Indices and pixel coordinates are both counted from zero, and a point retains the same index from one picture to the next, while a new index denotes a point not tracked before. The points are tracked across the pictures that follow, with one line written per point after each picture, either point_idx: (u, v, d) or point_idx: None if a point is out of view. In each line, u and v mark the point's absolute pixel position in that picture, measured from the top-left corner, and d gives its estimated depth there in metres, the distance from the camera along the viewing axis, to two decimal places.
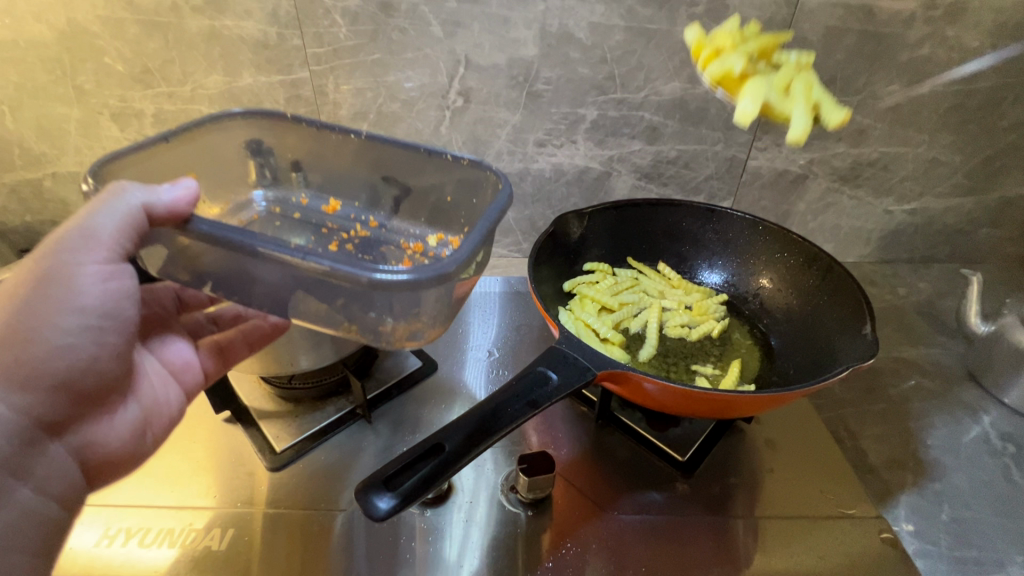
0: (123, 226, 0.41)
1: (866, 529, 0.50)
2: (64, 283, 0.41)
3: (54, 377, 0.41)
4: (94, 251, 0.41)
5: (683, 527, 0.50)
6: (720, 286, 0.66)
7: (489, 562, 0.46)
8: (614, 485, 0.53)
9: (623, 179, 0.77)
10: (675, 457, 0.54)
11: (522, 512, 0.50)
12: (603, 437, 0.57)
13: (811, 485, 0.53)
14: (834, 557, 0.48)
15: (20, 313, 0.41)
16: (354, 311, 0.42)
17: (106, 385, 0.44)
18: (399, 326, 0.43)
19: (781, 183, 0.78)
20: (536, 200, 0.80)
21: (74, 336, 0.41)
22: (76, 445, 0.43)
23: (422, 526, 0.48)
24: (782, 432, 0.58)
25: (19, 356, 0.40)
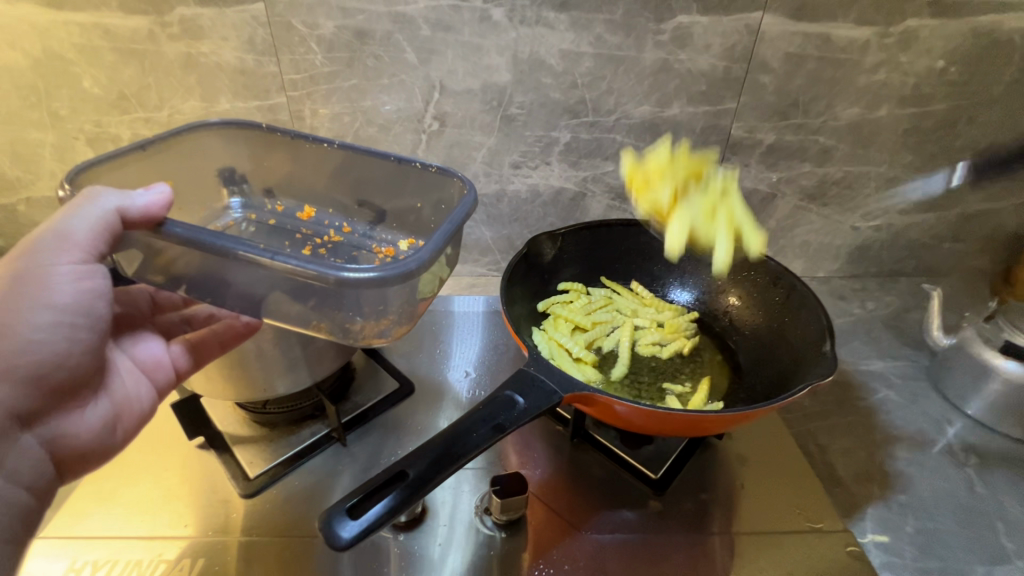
0: (98, 229, 0.42)
1: (834, 541, 0.51)
2: (36, 282, 0.42)
3: (25, 372, 0.41)
4: (69, 252, 0.42)
5: (656, 545, 0.50)
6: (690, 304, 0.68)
7: None
8: (588, 505, 0.53)
9: (597, 200, 0.79)
10: (648, 474, 0.55)
11: (497, 533, 0.50)
12: (578, 455, 0.57)
13: (781, 500, 0.54)
14: (803, 571, 0.49)
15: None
16: (324, 310, 0.43)
17: (77, 379, 0.45)
18: (366, 323, 0.43)
19: (751, 201, 0.80)
20: (513, 220, 0.81)
21: (47, 332, 0.42)
22: (47, 437, 0.43)
23: (396, 551, 0.48)
24: (753, 447, 0.60)
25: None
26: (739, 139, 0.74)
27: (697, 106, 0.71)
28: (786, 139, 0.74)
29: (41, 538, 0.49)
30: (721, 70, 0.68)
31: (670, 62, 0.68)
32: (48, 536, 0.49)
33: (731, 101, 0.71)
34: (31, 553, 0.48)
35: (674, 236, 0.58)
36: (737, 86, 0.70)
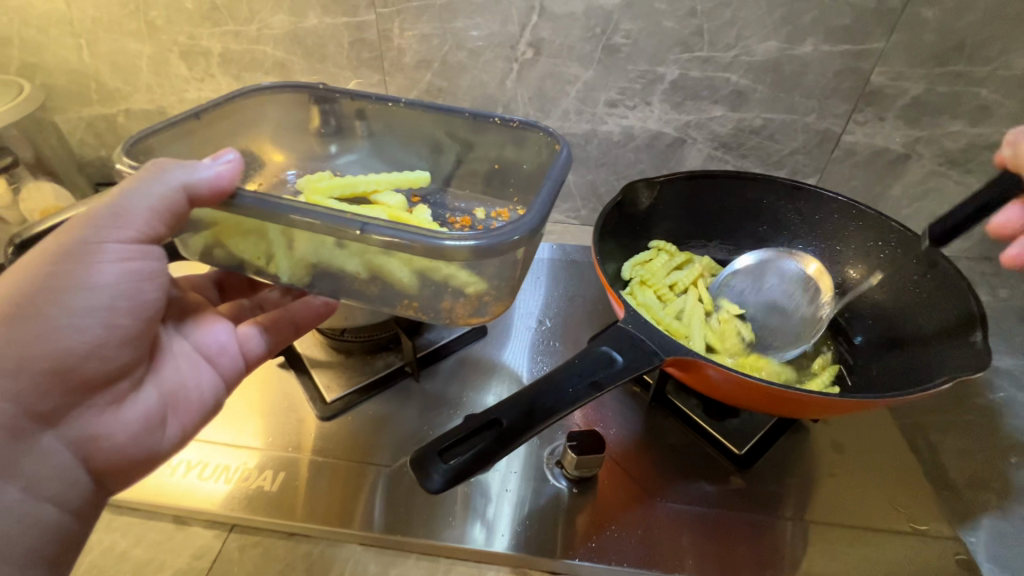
0: (163, 205, 0.38)
1: (939, 549, 0.46)
2: (54, 266, 0.37)
3: (21, 353, 0.35)
4: (122, 228, 0.38)
5: (736, 522, 0.47)
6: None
7: (524, 538, 0.45)
8: (663, 472, 0.50)
9: (697, 148, 0.69)
10: (732, 449, 0.51)
11: (565, 488, 0.48)
12: (654, 420, 0.54)
13: (880, 495, 0.50)
14: (903, 573, 0.44)
15: (17, 293, 0.36)
16: (437, 279, 0.40)
17: (114, 370, 0.39)
18: (466, 300, 0.42)
19: (877, 163, 0.68)
20: (599, 165, 0.73)
21: (83, 314, 0.37)
22: (74, 440, 0.38)
23: (463, 493, 0.48)
24: (851, 435, 0.54)
25: (10, 336, 0.35)
26: (879, 87, 0.62)
27: (834, 45, 0.60)
28: (937, 90, 0.61)
29: None
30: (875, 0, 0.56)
31: None
32: None
33: (878, 40, 0.59)
34: None
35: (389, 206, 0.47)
36: (891, 22, 0.58)
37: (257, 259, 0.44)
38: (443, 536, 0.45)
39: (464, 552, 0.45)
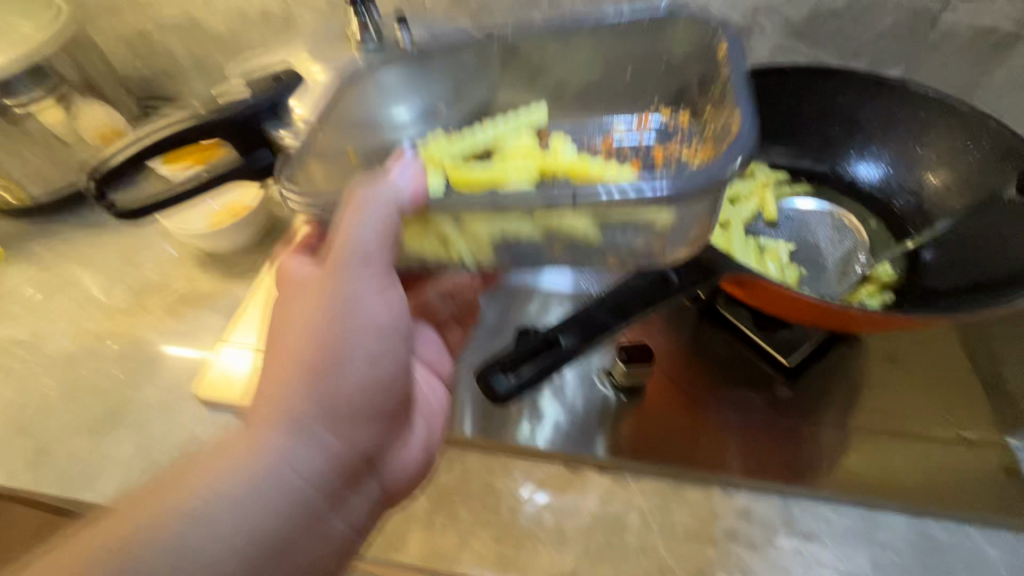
0: (384, 234, 0.34)
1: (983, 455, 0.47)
2: (343, 306, 0.35)
3: (336, 405, 0.33)
4: (372, 268, 0.35)
5: (781, 427, 0.49)
6: (872, 177, 0.59)
7: (573, 436, 0.47)
8: (711, 381, 0.52)
9: (766, 38, 0.62)
10: (781, 360, 0.52)
11: (615, 395, 0.50)
12: (703, 334, 0.55)
13: (928, 406, 0.50)
14: (947, 476, 0.45)
15: (307, 339, 0.34)
16: (619, 225, 0.33)
17: (400, 401, 0.38)
18: (651, 242, 0.34)
19: (981, 46, 0.58)
20: None
21: (375, 363, 0.35)
22: (384, 485, 0.37)
23: (516, 396, 0.50)
24: (904, 350, 0.54)
25: (328, 387, 0.33)
26: None
27: None
28: None
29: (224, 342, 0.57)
30: None
31: None
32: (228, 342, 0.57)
33: None
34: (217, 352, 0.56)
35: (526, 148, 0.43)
36: None
37: (436, 250, 0.37)
38: (499, 437, 0.47)
39: (520, 453, 0.47)
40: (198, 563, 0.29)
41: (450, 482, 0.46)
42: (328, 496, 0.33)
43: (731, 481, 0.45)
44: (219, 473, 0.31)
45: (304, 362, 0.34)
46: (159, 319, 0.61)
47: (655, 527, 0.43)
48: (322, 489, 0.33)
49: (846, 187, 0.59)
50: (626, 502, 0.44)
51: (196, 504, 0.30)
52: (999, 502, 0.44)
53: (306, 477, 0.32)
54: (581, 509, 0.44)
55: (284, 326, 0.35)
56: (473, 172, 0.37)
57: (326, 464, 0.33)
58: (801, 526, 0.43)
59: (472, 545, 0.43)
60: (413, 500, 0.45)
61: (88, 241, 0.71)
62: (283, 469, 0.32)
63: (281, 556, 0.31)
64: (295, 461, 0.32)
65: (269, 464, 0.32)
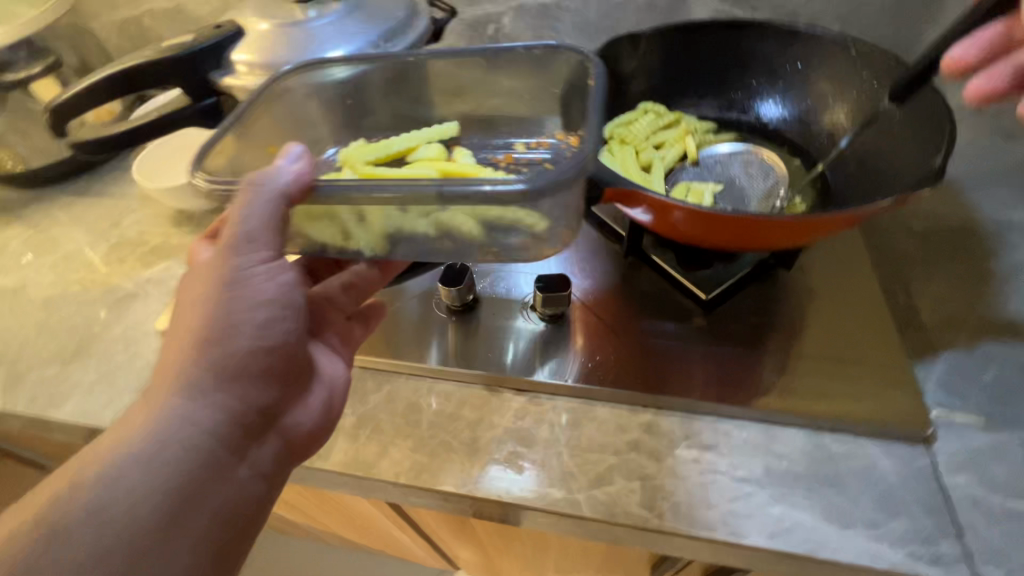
0: (272, 215, 0.37)
1: (895, 383, 0.46)
2: (228, 287, 0.37)
3: (229, 366, 0.37)
4: (258, 250, 0.38)
5: (693, 354, 0.48)
6: (782, 119, 0.58)
7: (496, 366, 0.47)
8: (631, 314, 0.51)
9: (704, 3, 0.65)
10: (699, 295, 0.50)
11: (542, 326, 0.50)
12: (632, 274, 0.54)
13: (845, 333, 0.50)
14: (855, 410, 0.44)
15: (207, 320, 0.37)
16: (499, 227, 0.36)
17: (297, 368, 0.40)
18: (528, 242, 0.38)
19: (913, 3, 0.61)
20: (603, 31, 0.69)
21: (263, 326, 0.38)
22: (284, 430, 0.40)
23: (455, 330, 0.50)
24: (826, 280, 0.54)
25: (215, 356, 0.36)
26: None
27: None
28: None
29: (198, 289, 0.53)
30: None
31: None
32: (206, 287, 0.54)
33: None
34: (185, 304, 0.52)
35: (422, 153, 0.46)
36: None
37: (337, 239, 0.41)
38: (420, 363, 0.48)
39: (438, 376, 0.48)
40: (129, 518, 0.32)
41: (376, 401, 0.47)
42: (228, 444, 0.36)
43: (635, 397, 0.46)
44: (131, 436, 0.34)
45: (194, 332, 0.37)
46: (134, 268, 0.58)
47: (562, 437, 0.44)
48: (217, 442, 0.36)
49: (760, 128, 0.59)
50: (540, 417, 0.46)
51: (111, 470, 0.33)
52: (899, 417, 0.44)
53: (202, 431, 0.35)
54: (499, 424, 0.45)
55: (189, 308, 0.38)
56: (377, 173, 0.42)
57: (218, 424, 0.36)
58: (701, 438, 0.44)
59: (389, 453, 0.44)
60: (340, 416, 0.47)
61: (70, 193, 0.68)
62: (173, 423, 0.35)
63: (186, 505, 0.34)
64: (185, 415, 0.35)
65: (167, 425, 0.34)
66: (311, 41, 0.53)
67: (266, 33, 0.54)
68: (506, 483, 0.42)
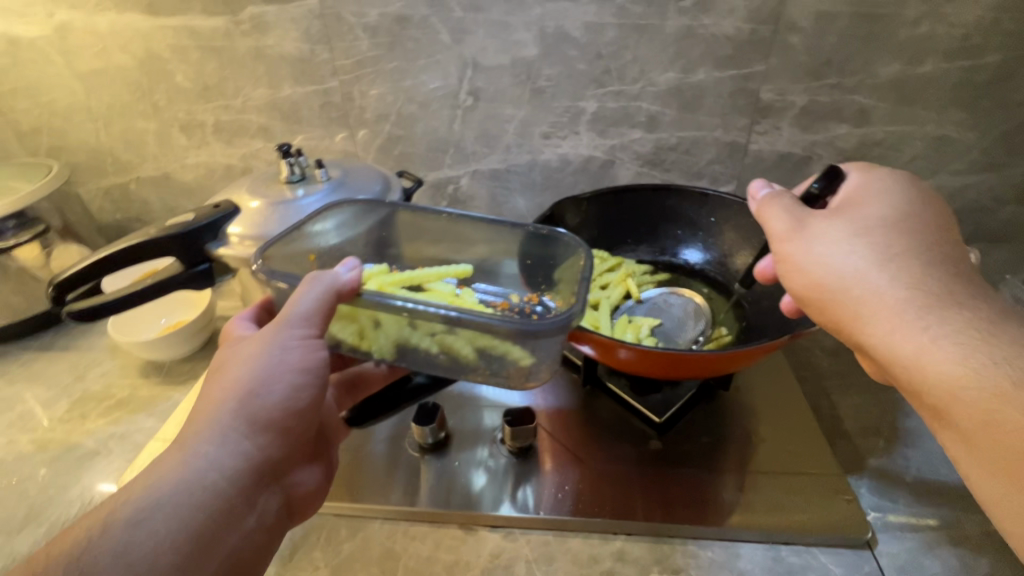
0: (323, 307, 0.37)
1: (837, 489, 0.51)
2: (274, 354, 0.37)
3: (262, 421, 0.36)
4: (307, 330, 0.38)
5: (655, 475, 0.51)
6: (701, 263, 0.68)
7: (466, 508, 0.48)
8: (596, 440, 0.54)
9: (626, 167, 0.78)
10: (652, 418, 0.54)
11: (510, 459, 0.52)
12: (589, 400, 0.58)
13: (786, 447, 0.55)
14: (807, 519, 0.48)
15: (249, 375, 0.37)
16: (493, 355, 0.40)
17: (307, 431, 0.41)
18: (515, 371, 0.41)
19: (785, 165, 0.77)
20: (545, 188, 0.80)
21: (297, 393, 0.38)
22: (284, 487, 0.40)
23: (426, 469, 0.51)
24: (760, 399, 0.60)
25: (252, 408, 0.36)
26: (770, 102, 0.72)
27: (723, 70, 0.70)
28: (820, 100, 0.71)
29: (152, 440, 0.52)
30: (746, 33, 0.67)
31: (693, 28, 0.67)
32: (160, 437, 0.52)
33: (759, 64, 0.69)
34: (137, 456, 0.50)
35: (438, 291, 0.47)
36: (765, 48, 0.68)
37: (353, 339, 0.42)
38: (388, 504, 0.48)
39: (411, 518, 0.48)
40: (152, 563, 0.30)
41: (350, 549, 0.46)
42: (245, 494, 0.35)
43: (607, 526, 0.47)
44: (161, 479, 0.32)
45: (237, 384, 0.36)
46: (97, 425, 0.55)
47: (539, 574, 0.44)
48: (239, 490, 0.35)
49: (690, 273, 0.69)
50: (513, 553, 0.45)
51: (138, 512, 0.31)
52: (848, 522, 0.48)
53: (228, 476, 0.34)
54: (474, 564, 0.45)
55: (233, 363, 0.38)
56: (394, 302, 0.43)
57: (243, 467, 0.35)
58: (671, 562, 0.45)
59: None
60: (312, 568, 0.45)
61: (14, 357, 0.66)
62: (204, 470, 0.34)
63: (203, 549, 0.32)
64: (217, 461, 0.34)
65: (196, 470, 0.33)
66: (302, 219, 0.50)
67: (257, 211, 0.50)
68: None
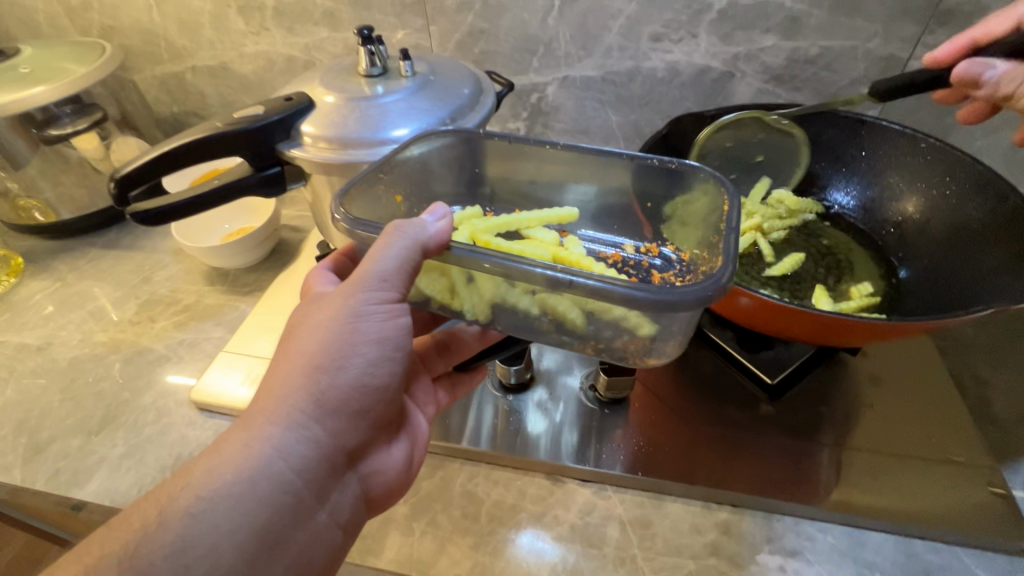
0: (408, 265, 0.32)
1: (978, 481, 0.42)
2: (348, 323, 0.33)
3: (333, 402, 0.32)
4: (383, 291, 0.33)
5: (762, 445, 0.44)
6: (849, 208, 0.57)
7: (543, 455, 0.44)
8: (693, 399, 0.48)
9: (747, 82, 0.64)
10: (763, 379, 0.47)
11: (593, 407, 0.47)
12: (686, 351, 0.51)
13: (918, 426, 0.46)
14: (945, 511, 0.40)
15: (318, 348, 0.33)
16: (603, 321, 0.33)
17: (390, 412, 0.37)
18: (630, 343, 0.34)
19: None
20: (643, 104, 0.68)
21: (371, 369, 0.33)
22: (365, 474, 0.35)
23: (504, 409, 0.47)
24: (892, 368, 0.50)
25: (322, 388, 0.32)
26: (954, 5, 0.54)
27: None
28: None
29: (224, 351, 0.51)
30: None
31: None
32: (228, 350, 0.51)
33: None
34: (213, 363, 0.50)
35: (543, 237, 0.40)
36: None
37: (441, 296, 0.37)
38: (462, 441, 0.45)
39: (488, 459, 0.45)
40: (212, 564, 0.28)
41: (429, 487, 0.43)
42: (314, 486, 0.32)
43: (709, 494, 0.42)
44: (225, 468, 0.30)
45: (306, 358, 0.33)
46: (164, 330, 0.55)
47: (635, 538, 0.40)
48: (307, 480, 0.32)
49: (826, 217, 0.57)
50: (602, 521, 0.41)
51: (197, 504, 0.29)
52: (997, 526, 0.40)
53: (296, 468, 0.31)
54: (560, 519, 0.41)
55: (303, 331, 0.34)
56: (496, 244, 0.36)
57: (313, 457, 0.32)
58: (784, 542, 0.40)
59: (448, 551, 0.40)
60: (391, 503, 0.43)
61: (86, 254, 0.67)
62: (270, 459, 0.30)
63: (268, 548, 0.30)
64: (284, 450, 0.31)
65: (262, 458, 0.31)
66: (381, 119, 0.43)
67: (333, 108, 0.44)
68: (542, 546, 0.40)
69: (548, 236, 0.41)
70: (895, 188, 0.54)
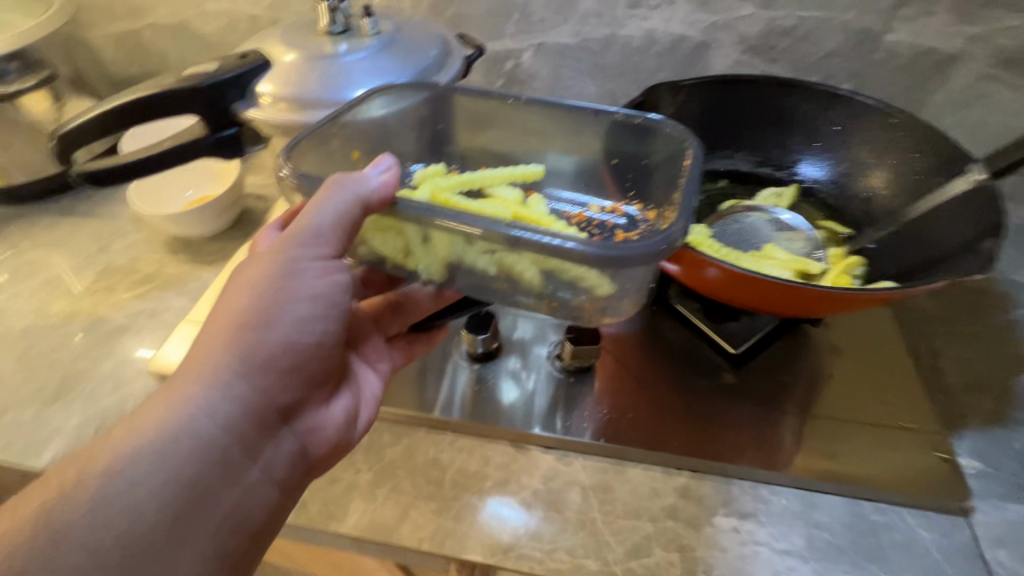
0: (346, 218, 0.33)
1: (925, 445, 0.44)
2: (280, 281, 0.34)
3: (263, 355, 0.34)
4: (319, 246, 0.34)
5: (723, 411, 0.46)
6: (821, 181, 0.58)
7: (510, 424, 0.44)
8: (659, 367, 0.49)
9: (723, 53, 0.63)
10: (727, 348, 0.48)
11: (561, 376, 0.48)
12: (655, 322, 0.52)
13: (872, 394, 0.48)
14: (893, 475, 0.42)
15: (248, 305, 0.34)
16: (563, 283, 0.33)
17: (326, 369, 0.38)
18: (587, 303, 0.34)
19: (921, 66, 0.59)
20: (619, 73, 0.67)
21: (302, 325, 0.35)
22: (302, 431, 0.37)
23: (471, 378, 0.47)
24: (850, 339, 0.52)
25: (251, 344, 0.33)
26: None
27: None
28: None
29: (185, 321, 0.50)
30: None
31: None
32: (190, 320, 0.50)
33: None
34: (174, 332, 0.49)
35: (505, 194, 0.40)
36: None
37: (397, 256, 0.37)
38: (429, 410, 0.45)
39: (455, 428, 0.45)
40: (134, 517, 0.28)
41: (393, 455, 0.44)
42: (243, 442, 0.33)
43: (668, 459, 0.43)
44: (147, 427, 0.31)
45: (235, 314, 0.34)
46: (122, 299, 0.54)
47: (596, 502, 0.41)
48: (234, 436, 0.32)
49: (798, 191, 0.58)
50: (563, 487, 0.42)
51: (116, 462, 0.29)
52: (939, 487, 0.42)
53: (221, 425, 0.32)
54: (523, 485, 0.42)
55: (236, 289, 0.35)
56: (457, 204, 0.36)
57: (238, 412, 0.33)
58: (739, 504, 0.41)
59: (410, 517, 0.40)
60: (355, 470, 0.43)
61: (38, 219, 0.64)
62: (195, 415, 0.31)
63: (196, 501, 0.30)
64: (208, 407, 0.32)
65: (187, 416, 0.31)
66: (344, 77, 0.42)
67: (292, 65, 0.42)
68: (503, 515, 0.40)
69: (510, 193, 0.40)
70: (865, 161, 0.55)
